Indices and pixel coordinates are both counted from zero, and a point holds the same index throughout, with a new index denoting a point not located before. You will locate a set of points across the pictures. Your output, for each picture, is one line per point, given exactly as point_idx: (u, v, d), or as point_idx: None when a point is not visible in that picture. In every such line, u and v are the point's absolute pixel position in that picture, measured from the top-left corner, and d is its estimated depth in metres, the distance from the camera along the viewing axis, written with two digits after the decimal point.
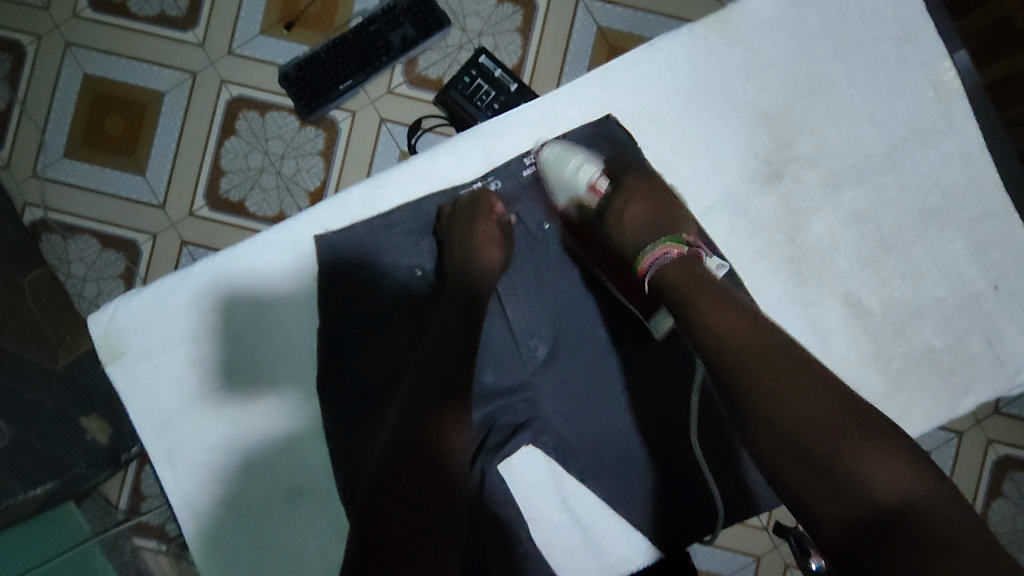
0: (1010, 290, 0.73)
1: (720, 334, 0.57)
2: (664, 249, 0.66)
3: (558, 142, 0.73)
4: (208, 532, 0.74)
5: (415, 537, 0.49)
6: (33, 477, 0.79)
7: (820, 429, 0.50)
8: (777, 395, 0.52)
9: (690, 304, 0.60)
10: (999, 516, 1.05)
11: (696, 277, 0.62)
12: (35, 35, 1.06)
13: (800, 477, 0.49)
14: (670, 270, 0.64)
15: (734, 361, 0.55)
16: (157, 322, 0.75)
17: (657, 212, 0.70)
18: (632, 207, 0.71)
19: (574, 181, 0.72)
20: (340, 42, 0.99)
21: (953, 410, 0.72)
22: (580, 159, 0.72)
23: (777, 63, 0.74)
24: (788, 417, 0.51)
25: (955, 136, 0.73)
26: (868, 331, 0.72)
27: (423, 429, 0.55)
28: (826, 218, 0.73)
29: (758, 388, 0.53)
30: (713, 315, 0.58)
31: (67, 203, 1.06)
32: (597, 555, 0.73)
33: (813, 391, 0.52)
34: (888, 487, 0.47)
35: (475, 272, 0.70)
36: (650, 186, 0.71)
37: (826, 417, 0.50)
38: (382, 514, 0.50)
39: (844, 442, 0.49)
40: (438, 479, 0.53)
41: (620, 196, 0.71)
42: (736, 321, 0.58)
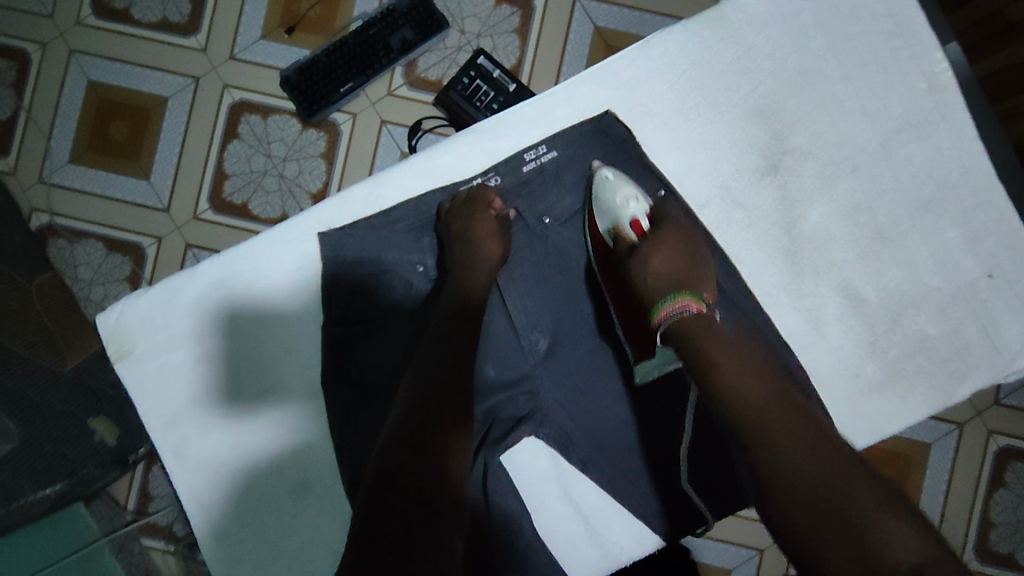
0: (1005, 278, 0.73)
1: (735, 396, 0.58)
2: (685, 302, 0.64)
3: (614, 172, 0.73)
4: (216, 528, 0.75)
5: (422, 523, 0.50)
6: (43, 478, 0.81)
7: (837, 495, 0.50)
8: (795, 457, 0.53)
9: (708, 359, 0.60)
10: (1001, 507, 1.05)
11: (714, 333, 0.62)
12: (40, 43, 1.08)
13: (816, 541, 0.49)
14: (687, 324, 0.63)
15: (752, 425, 0.56)
16: (163, 321, 0.76)
17: (680, 263, 0.67)
18: (659, 255, 0.68)
19: (619, 210, 0.71)
20: (340, 45, 1.00)
21: (948, 398, 0.73)
22: (632, 192, 0.72)
23: (770, 58, 0.75)
24: (805, 480, 0.51)
25: (948, 127, 0.74)
26: (864, 321, 0.73)
27: (425, 424, 0.57)
28: (821, 210, 0.74)
29: (775, 452, 0.54)
30: (730, 376, 0.59)
31: (73, 208, 1.08)
32: (598, 546, 0.75)
33: (828, 457, 0.53)
34: (904, 553, 0.47)
35: (474, 271, 0.71)
36: (680, 239, 0.69)
37: (842, 484, 0.51)
38: (390, 503, 0.51)
39: (860, 506, 0.49)
40: (440, 470, 0.54)
41: (648, 242, 0.69)
42: (752, 385, 0.59)
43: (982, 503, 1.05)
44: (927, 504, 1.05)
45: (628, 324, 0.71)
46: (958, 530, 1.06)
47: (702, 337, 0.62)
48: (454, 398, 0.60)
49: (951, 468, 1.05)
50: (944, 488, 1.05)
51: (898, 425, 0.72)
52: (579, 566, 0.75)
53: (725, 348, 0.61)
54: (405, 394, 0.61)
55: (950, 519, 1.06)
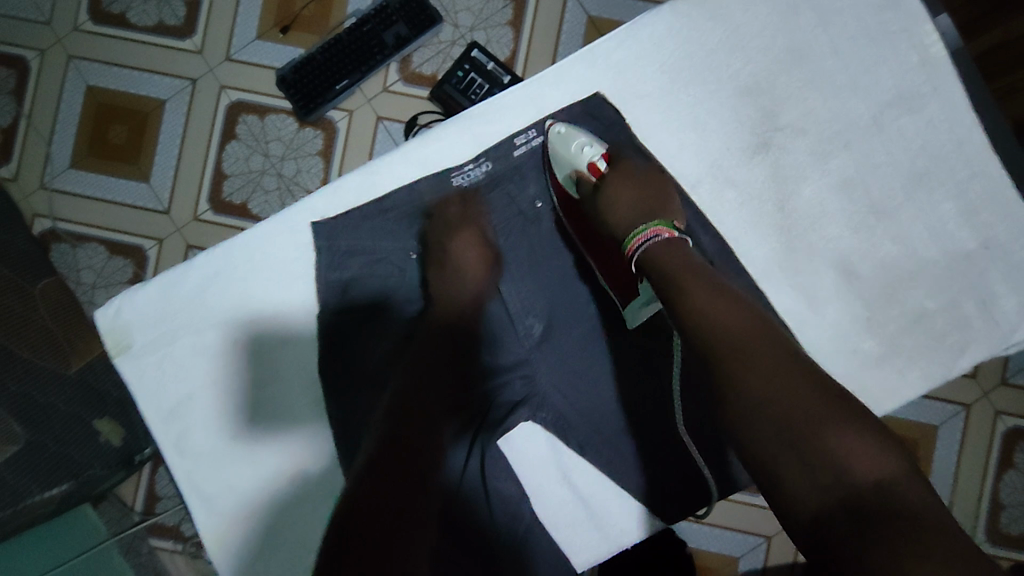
0: (1002, 251, 0.73)
1: (703, 322, 0.59)
2: (658, 230, 0.66)
3: (564, 123, 0.74)
4: (219, 523, 0.75)
5: (391, 531, 0.52)
6: (50, 479, 0.80)
7: (797, 415, 0.52)
8: (758, 383, 0.54)
9: (677, 288, 0.61)
10: (1010, 488, 1.04)
11: (683, 264, 0.63)
12: (38, 50, 1.09)
13: (774, 459, 0.51)
14: (657, 253, 0.65)
15: (720, 350, 0.57)
16: (161, 316, 0.77)
17: (647, 193, 0.70)
18: (625, 194, 0.71)
19: (575, 158, 0.72)
20: (335, 43, 1.01)
21: (947, 372, 0.72)
22: (584, 139, 0.73)
23: (759, 36, 0.74)
24: (767, 405, 0.53)
25: (940, 99, 0.73)
26: (860, 297, 0.73)
27: (402, 442, 0.59)
28: (814, 185, 0.74)
29: (738, 378, 0.55)
30: (701, 303, 0.60)
31: (75, 213, 1.08)
32: (598, 529, 0.74)
33: (793, 384, 0.54)
34: (862, 470, 0.49)
35: (456, 295, 0.72)
36: (640, 176, 0.71)
37: (804, 405, 0.53)
38: (351, 522, 0.53)
39: (818, 425, 0.51)
40: (420, 478, 0.57)
41: (614, 182, 0.71)
42: (723, 309, 0.59)
43: (991, 485, 1.04)
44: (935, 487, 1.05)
45: (610, 269, 0.72)
46: (967, 512, 1.05)
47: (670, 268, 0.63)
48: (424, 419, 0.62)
49: (958, 450, 1.04)
50: (952, 470, 1.05)
51: (896, 401, 0.72)
52: (580, 551, 0.75)
53: (694, 275, 0.62)
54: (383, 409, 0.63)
55: (959, 501, 1.05)
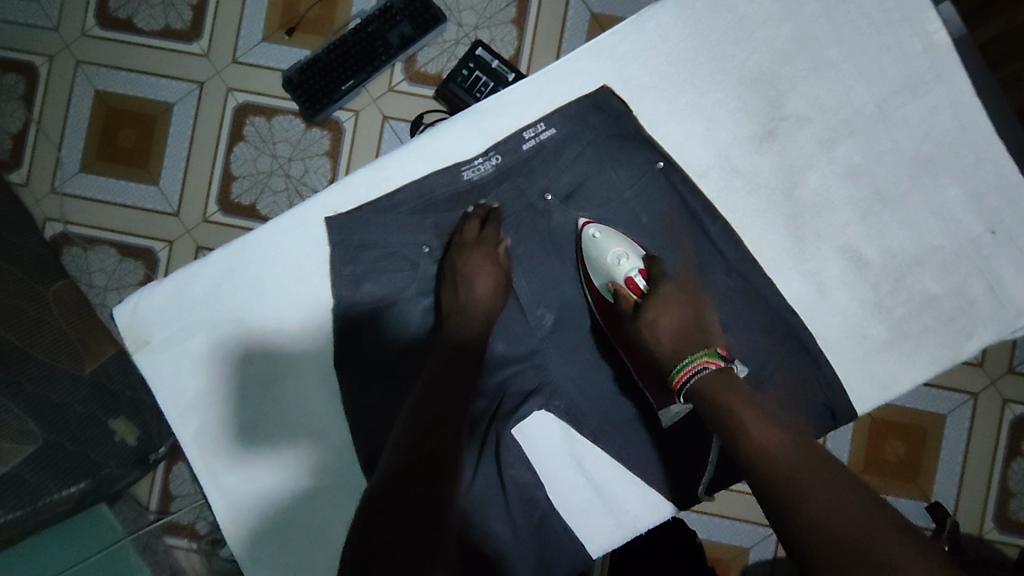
0: (1008, 235, 0.73)
1: (762, 457, 0.60)
2: (701, 362, 0.66)
3: (601, 227, 0.74)
4: (237, 514, 0.77)
5: (406, 555, 0.54)
6: (68, 477, 0.82)
7: (865, 550, 0.51)
8: (823, 515, 0.55)
9: (732, 420, 0.63)
10: (1019, 476, 1.05)
11: (738, 394, 0.64)
12: (47, 56, 1.11)
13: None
14: (707, 381, 0.65)
15: (781, 484, 0.58)
16: (177, 311, 0.78)
17: (688, 322, 0.69)
18: (665, 319, 0.69)
19: (613, 270, 0.72)
20: (340, 44, 1.02)
21: (955, 355, 0.73)
22: (622, 250, 0.72)
23: (762, 27, 0.75)
24: (837, 538, 0.53)
25: (945, 86, 0.74)
26: (867, 282, 0.74)
27: (425, 450, 0.61)
28: (820, 172, 0.75)
29: (802, 510, 0.56)
30: (757, 438, 0.61)
31: (86, 216, 1.10)
32: (613, 515, 0.76)
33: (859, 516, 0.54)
34: None
35: (472, 313, 0.72)
36: (680, 300, 0.71)
37: (871, 539, 0.52)
38: (376, 530, 0.56)
39: (892, 564, 0.50)
40: (438, 482, 0.59)
41: (654, 306, 0.70)
42: (778, 444, 0.61)
43: (1000, 473, 1.05)
44: (944, 476, 1.05)
45: (647, 379, 0.72)
46: (977, 500, 1.06)
47: (724, 398, 0.64)
48: (447, 425, 0.63)
49: (967, 438, 1.05)
50: (960, 459, 1.05)
51: (902, 385, 0.73)
52: (594, 537, 0.76)
53: (749, 408, 0.64)
54: (407, 416, 0.64)
55: (969, 489, 1.05)
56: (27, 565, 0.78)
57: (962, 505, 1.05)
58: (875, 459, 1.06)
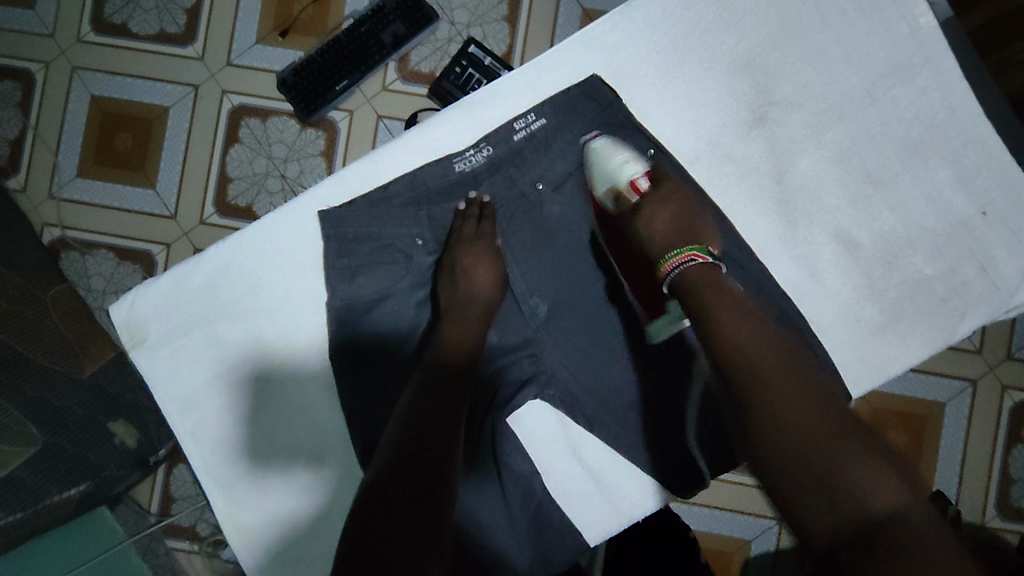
0: (999, 215, 0.74)
1: (732, 350, 0.59)
2: (688, 256, 0.66)
3: (605, 137, 0.74)
4: (237, 510, 0.77)
5: (409, 525, 0.53)
6: (68, 479, 0.80)
7: (817, 438, 0.53)
8: (782, 401, 0.55)
9: (709, 311, 0.62)
10: (1020, 462, 1.05)
11: (717, 290, 0.64)
12: (43, 63, 1.11)
13: (791, 489, 0.52)
14: (689, 277, 0.65)
15: (750, 376, 0.57)
16: (173, 308, 0.79)
17: (682, 223, 0.70)
18: (659, 215, 0.71)
19: (616, 174, 0.72)
20: (333, 44, 1.02)
21: (949, 336, 0.73)
22: (627, 155, 0.73)
23: (749, 13, 0.76)
24: (790, 423, 0.54)
25: (932, 69, 0.74)
26: (859, 266, 0.74)
27: (427, 436, 0.60)
28: (810, 157, 0.75)
29: (763, 395, 0.56)
30: (728, 330, 0.60)
31: (84, 221, 1.10)
32: (610, 503, 0.76)
33: (815, 407, 0.55)
34: (880, 498, 0.49)
35: (472, 305, 0.72)
36: (679, 200, 0.71)
37: (821, 434, 0.53)
38: (377, 513, 0.53)
39: (838, 450, 0.52)
40: (435, 474, 0.57)
41: (649, 204, 0.72)
42: (752, 334, 0.60)
43: (1000, 460, 1.05)
44: (944, 464, 1.05)
45: (641, 290, 0.74)
46: (980, 488, 1.05)
47: (699, 297, 0.64)
48: (447, 412, 0.63)
49: (967, 425, 1.05)
50: (961, 447, 1.05)
51: (896, 368, 0.74)
52: (592, 526, 0.76)
53: (727, 304, 0.62)
54: (406, 403, 0.64)
55: (970, 475, 1.05)
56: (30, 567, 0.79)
57: (963, 493, 1.05)
58: None
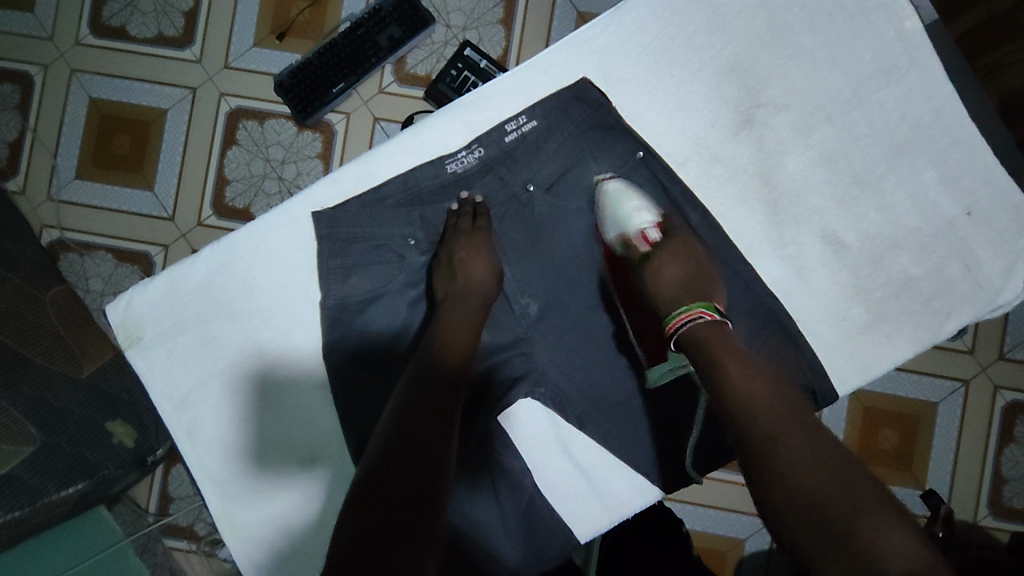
0: (983, 215, 0.75)
1: (743, 398, 0.60)
2: (696, 312, 0.67)
3: (620, 181, 0.75)
4: (232, 508, 0.78)
5: (396, 523, 0.53)
6: (66, 478, 0.81)
7: (828, 492, 0.51)
8: (792, 455, 0.54)
9: (717, 367, 0.63)
10: (1011, 462, 1.06)
11: (725, 346, 0.65)
12: (42, 65, 1.12)
13: (806, 537, 0.50)
14: (699, 332, 0.66)
15: (759, 429, 0.57)
16: (170, 308, 0.80)
17: (691, 275, 0.71)
18: (668, 270, 0.72)
19: (628, 221, 0.73)
20: (330, 47, 1.03)
21: (934, 335, 0.74)
22: (639, 204, 0.74)
23: (738, 17, 0.77)
24: (801, 475, 0.53)
25: (918, 71, 0.75)
26: (846, 265, 0.75)
27: (422, 423, 0.62)
28: (797, 159, 0.76)
29: (772, 449, 0.55)
30: (739, 379, 0.61)
31: (83, 222, 1.11)
32: (600, 500, 0.77)
33: (826, 460, 0.53)
34: (896, 555, 0.46)
35: (467, 298, 0.73)
36: (686, 249, 0.73)
37: (836, 481, 0.52)
38: (372, 497, 0.55)
39: (850, 504, 0.50)
40: (423, 474, 0.57)
41: (660, 255, 0.73)
42: (760, 390, 0.60)
43: (992, 459, 1.06)
44: (937, 464, 1.06)
45: (645, 338, 0.75)
46: (971, 488, 1.06)
47: (713, 347, 0.65)
48: (442, 398, 0.65)
49: (959, 426, 1.06)
50: (953, 447, 1.06)
51: (883, 367, 0.75)
52: (583, 522, 0.78)
53: (736, 360, 0.63)
54: (398, 398, 0.65)
55: (962, 475, 1.06)
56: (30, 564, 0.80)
57: (956, 492, 1.06)
58: (868, 447, 1.07)
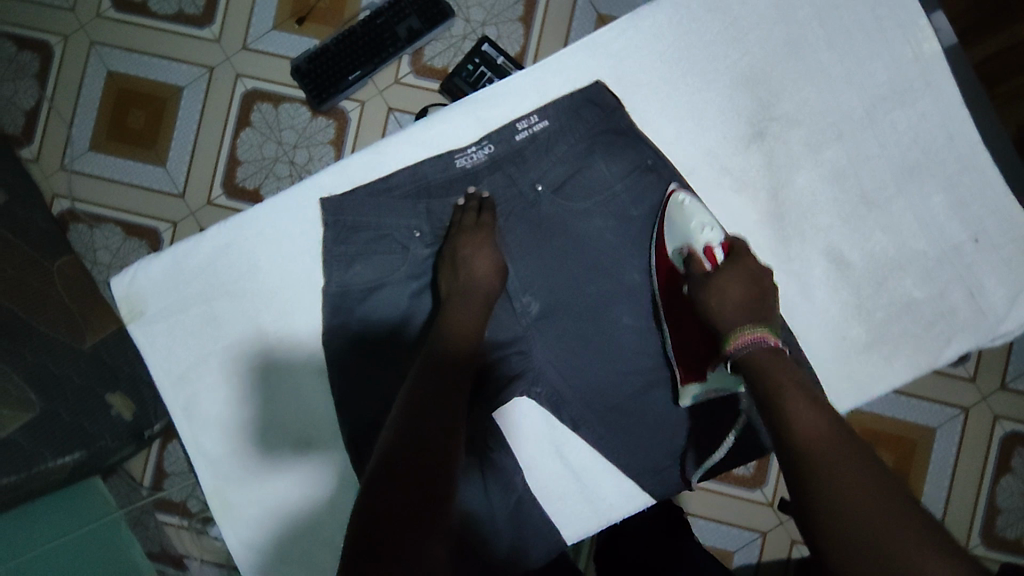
0: (990, 243, 0.75)
1: (802, 428, 0.57)
2: (759, 335, 0.64)
3: (691, 196, 0.74)
4: (224, 487, 0.79)
5: (399, 515, 0.51)
6: (64, 446, 0.82)
7: (886, 534, 0.48)
8: (852, 489, 0.51)
9: (777, 393, 0.60)
10: (1007, 492, 1.05)
11: (786, 372, 0.61)
12: (62, 36, 1.13)
13: None
14: (758, 358, 0.63)
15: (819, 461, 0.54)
16: (175, 285, 0.81)
17: (753, 299, 0.67)
18: (730, 292, 0.68)
19: (693, 234, 0.73)
20: (350, 35, 1.04)
21: (935, 360, 0.74)
22: (708, 220, 0.73)
23: (757, 29, 0.77)
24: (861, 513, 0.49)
25: (933, 94, 0.76)
26: (849, 284, 0.75)
27: (425, 420, 0.60)
28: (807, 175, 0.76)
29: (831, 484, 0.52)
30: (798, 414, 0.58)
31: (94, 194, 1.12)
32: (588, 502, 0.79)
33: (889, 500, 0.50)
34: None
35: (473, 290, 0.73)
36: (749, 275, 0.69)
37: (900, 526, 0.48)
38: (381, 487, 0.54)
39: (917, 554, 0.46)
40: (429, 472, 0.55)
41: (721, 277, 0.69)
42: (819, 420, 0.57)
43: (987, 488, 1.05)
44: (932, 489, 1.05)
45: (682, 347, 0.75)
46: (964, 515, 1.06)
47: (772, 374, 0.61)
48: (446, 398, 0.64)
49: (956, 452, 1.05)
50: (949, 473, 1.06)
51: (881, 387, 0.74)
52: (570, 521, 0.79)
53: (797, 388, 0.60)
54: (404, 399, 0.64)
55: (956, 502, 1.06)
56: (28, 520, 0.80)
57: (948, 518, 1.06)
58: None
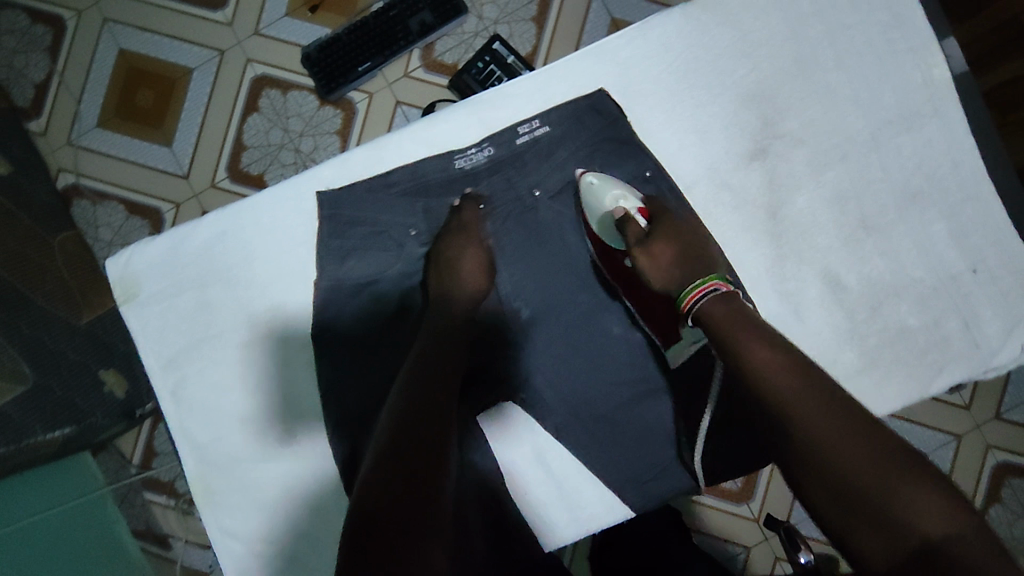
0: (989, 274, 0.74)
1: (759, 371, 0.60)
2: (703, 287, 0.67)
3: (598, 173, 0.76)
4: (208, 472, 0.79)
5: (397, 525, 0.51)
6: (53, 420, 0.80)
7: (846, 461, 0.54)
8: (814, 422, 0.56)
9: (733, 341, 0.63)
10: (995, 523, 1.04)
11: (738, 318, 0.64)
12: (76, 11, 1.13)
13: (830, 507, 0.54)
14: (711, 308, 0.65)
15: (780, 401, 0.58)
16: (170, 268, 0.81)
17: (686, 252, 0.70)
18: (662, 250, 0.71)
19: (608, 210, 0.74)
20: (361, 25, 1.03)
21: (925, 389, 0.74)
22: (619, 192, 0.74)
23: (766, 45, 0.77)
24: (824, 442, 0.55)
25: (940, 120, 0.75)
26: (843, 307, 0.75)
27: (416, 421, 0.60)
28: (808, 196, 0.76)
29: (796, 422, 0.57)
30: (755, 357, 0.61)
31: (98, 171, 1.12)
32: (568, 510, 0.77)
33: (846, 427, 0.55)
34: (923, 524, 0.50)
35: (457, 295, 0.73)
36: (679, 229, 0.72)
37: (857, 449, 0.54)
38: (378, 495, 0.54)
39: (876, 475, 0.53)
40: (422, 479, 0.56)
41: (654, 238, 0.72)
42: (774, 360, 0.61)
43: None
44: None
45: (653, 318, 0.74)
46: None
47: (723, 323, 0.64)
48: (439, 395, 0.64)
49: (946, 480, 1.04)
50: None
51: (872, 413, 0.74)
52: (550, 529, 0.77)
53: (750, 331, 0.63)
54: (396, 398, 0.63)
55: None
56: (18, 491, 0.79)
57: None
58: None
